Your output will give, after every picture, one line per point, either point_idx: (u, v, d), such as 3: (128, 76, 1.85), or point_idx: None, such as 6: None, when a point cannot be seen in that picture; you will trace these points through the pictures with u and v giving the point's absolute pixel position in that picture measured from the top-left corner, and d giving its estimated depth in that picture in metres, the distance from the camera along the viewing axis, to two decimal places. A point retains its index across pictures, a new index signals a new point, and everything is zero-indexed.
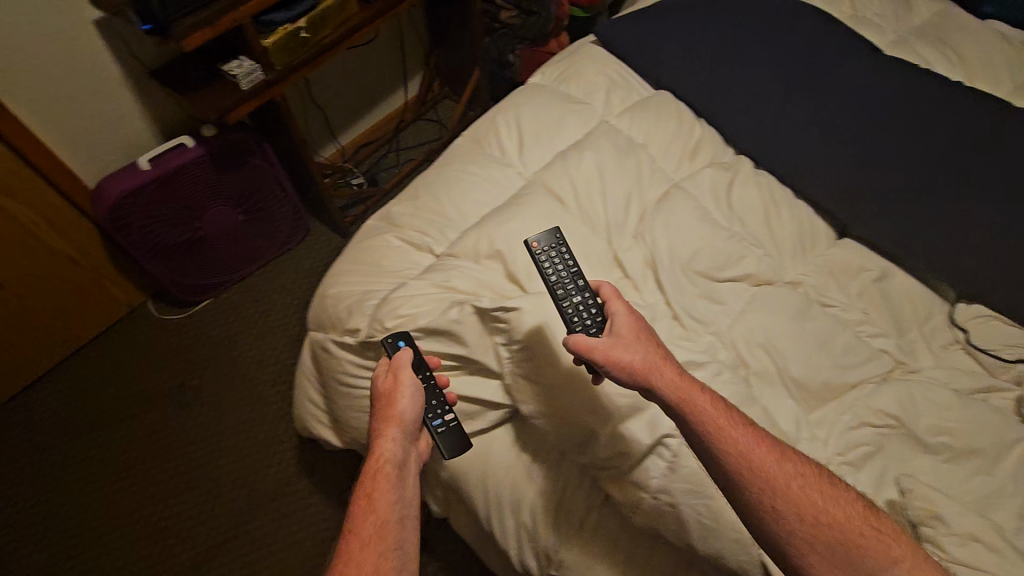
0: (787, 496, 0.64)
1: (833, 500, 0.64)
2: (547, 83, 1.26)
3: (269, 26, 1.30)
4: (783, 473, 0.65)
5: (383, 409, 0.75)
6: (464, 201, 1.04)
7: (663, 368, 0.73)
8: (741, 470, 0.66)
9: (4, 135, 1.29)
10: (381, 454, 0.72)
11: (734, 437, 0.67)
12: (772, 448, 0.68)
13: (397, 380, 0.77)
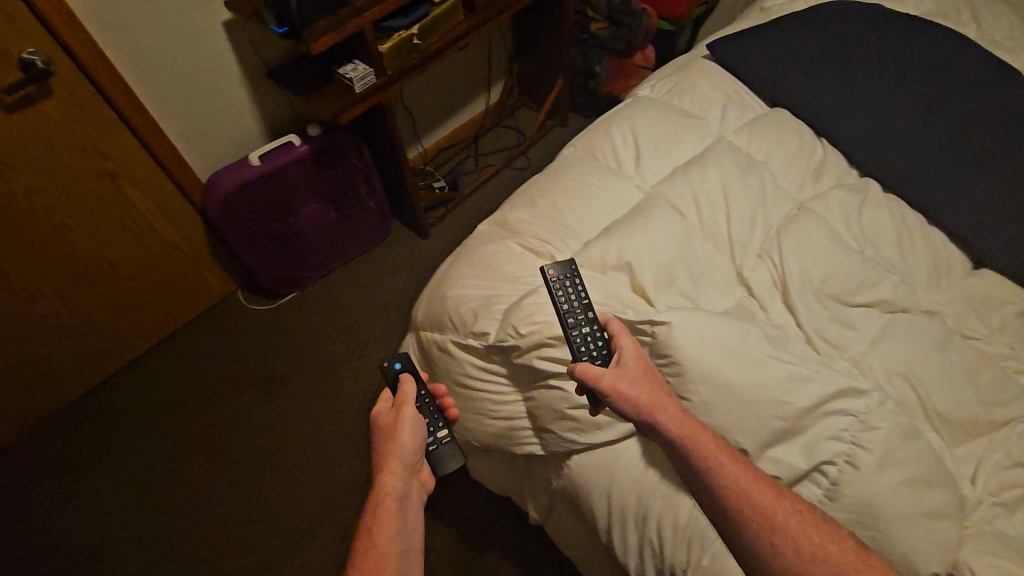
0: (793, 540, 0.59)
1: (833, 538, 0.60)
2: (659, 97, 1.25)
3: (386, 32, 1.34)
4: (783, 511, 0.61)
5: (386, 445, 0.82)
6: (584, 211, 1.04)
7: (674, 410, 0.69)
8: (742, 513, 0.62)
9: (137, 128, 1.33)
10: (385, 488, 0.78)
11: (751, 494, 0.62)
12: (772, 486, 0.63)
13: (400, 415, 0.85)
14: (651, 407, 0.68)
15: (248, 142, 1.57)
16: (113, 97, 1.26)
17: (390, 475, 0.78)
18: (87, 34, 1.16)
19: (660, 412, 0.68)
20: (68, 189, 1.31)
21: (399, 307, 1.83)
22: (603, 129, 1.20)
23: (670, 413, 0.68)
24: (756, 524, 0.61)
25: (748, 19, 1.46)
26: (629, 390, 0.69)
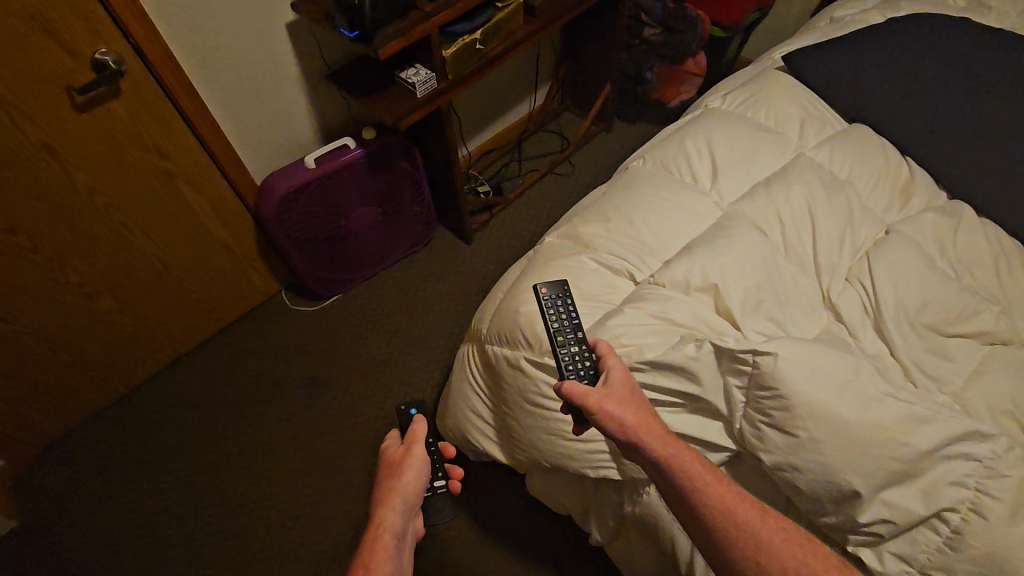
0: (771, 554, 0.66)
1: (812, 553, 0.66)
2: (732, 110, 1.22)
3: (452, 37, 1.32)
4: (766, 527, 0.67)
5: (389, 481, 0.88)
6: (661, 228, 1.01)
7: (656, 428, 0.74)
8: (722, 529, 0.67)
9: (196, 129, 1.32)
10: (383, 523, 0.82)
11: (729, 509, 0.68)
12: (752, 504, 0.69)
13: (405, 455, 0.91)
14: (636, 429, 0.73)
15: (303, 143, 1.55)
16: (178, 98, 1.25)
17: (388, 509, 0.83)
18: (158, 34, 1.15)
19: (644, 430, 0.73)
20: (128, 188, 1.30)
21: (443, 312, 1.80)
22: (676, 142, 1.16)
23: (655, 433, 0.73)
24: (737, 538, 0.67)
25: (821, 30, 1.42)
26: (616, 411, 0.73)
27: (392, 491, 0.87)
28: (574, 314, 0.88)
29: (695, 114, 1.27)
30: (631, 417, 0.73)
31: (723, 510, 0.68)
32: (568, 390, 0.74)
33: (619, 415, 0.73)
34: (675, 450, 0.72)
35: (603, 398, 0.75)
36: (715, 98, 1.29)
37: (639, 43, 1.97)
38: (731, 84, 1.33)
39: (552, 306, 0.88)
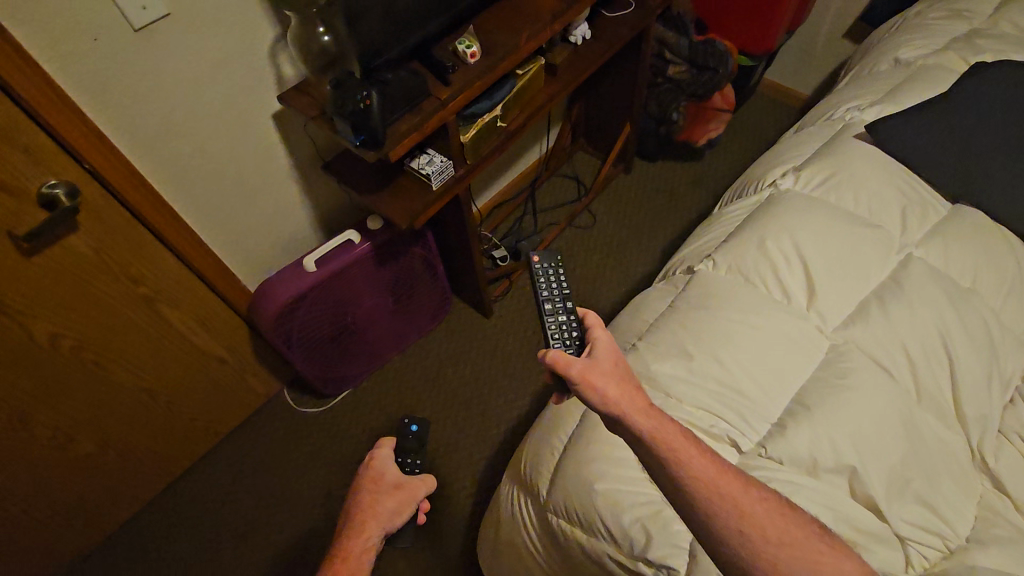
0: (754, 524, 0.65)
1: (794, 524, 0.66)
2: (812, 195, 1.02)
3: (470, 119, 1.11)
4: (750, 499, 0.66)
5: (379, 498, 0.85)
6: (760, 371, 0.82)
7: (636, 398, 0.74)
8: (701, 496, 0.66)
9: (175, 246, 1.10)
10: (366, 538, 0.80)
11: (708, 473, 0.68)
12: (737, 476, 0.68)
13: (405, 483, 0.89)
14: (617, 399, 0.74)
15: (299, 238, 1.34)
16: (151, 220, 1.03)
17: (373, 531, 0.80)
18: (121, 154, 0.94)
19: (626, 400, 0.74)
20: (97, 325, 1.08)
21: (470, 403, 1.60)
22: (755, 243, 0.97)
23: (635, 404, 0.74)
24: (720, 508, 0.65)
25: (892, 79, 1.22)
26: (597, 382, 0.75)
27: (379, 508, 0.84)
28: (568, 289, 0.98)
29: (765, 199, 1.08)
30: (612, 388, 0.75)
31: (705, 481, 0.67)
32: (550, 357, 0.76)
33: (598, 385, 0.75)
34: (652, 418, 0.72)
35: (585, 367, 0.77)
36: (785, 176, 1.09)
37: (663, 81, 1.73)
38: (799, 156, 1.14)
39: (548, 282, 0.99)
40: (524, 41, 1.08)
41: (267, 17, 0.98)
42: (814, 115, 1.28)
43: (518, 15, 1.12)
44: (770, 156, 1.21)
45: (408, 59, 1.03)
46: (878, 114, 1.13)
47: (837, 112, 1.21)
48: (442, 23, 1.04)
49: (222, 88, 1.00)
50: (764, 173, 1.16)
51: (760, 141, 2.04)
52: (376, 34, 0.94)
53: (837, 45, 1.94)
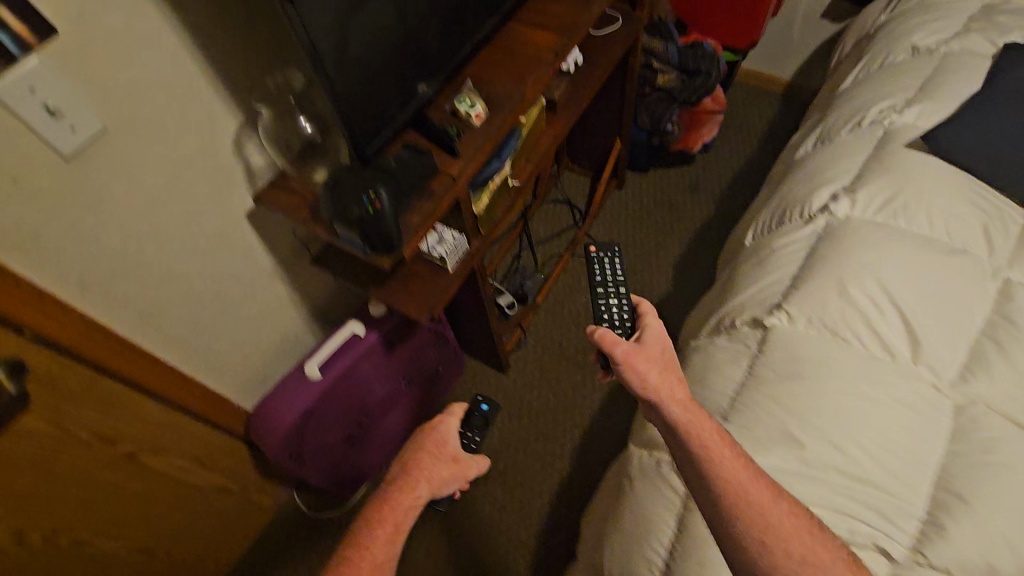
0: (779, 535, 0.65)
1: (821, 542, 0.65)
2: (879, 221, 0.92)
3: (481, 184, 0.95)
4: (778, 511, 0.66)
5: (435, 462, 0.84)
6: (886, 453, 0.72)
7: (675, 389, 0.78)
8: (725, 498, 0.67)
9: (155, 390, 0.91)
10: (409, 498, 0.79)
11: (737, 477, 0.68)
12: (769, 487, 0.68)
13: (464, 458, 0.88)
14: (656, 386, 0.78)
15: (291, 336, 1.16)
16: (123, 370, 0.84)
17: (420, 494, 0.80)
18: (71, 307, 0.74)
19: (666, 391, 0.78)
20: (72, 501, 0.88)
21: (506, 474, 1.46)
22: (835, 288, 0.85)
23: (674, 395, 0.77)
24: (742, 507, 0.66)
25: (918, 70, 1.13)
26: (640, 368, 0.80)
27: (430, 476, 0.83)
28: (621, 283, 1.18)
29: (824, 228, 0.96)
30: (653, 375, 0.80)
31: (730, 482, 0.68)
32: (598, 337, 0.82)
33: (641, 369, 0.80)
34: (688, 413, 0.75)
35: (629, 352, 0.84)
36: (839, 198, 0.98)
37: (652, 91, 1.59)
38: (846, 171, 1.03)
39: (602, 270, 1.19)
40: (531, 88, 0.93)
41: (227, 107, 0.80)
42: (840, 118, 1.17)
43: (515, 56, 0.97)
44: (808, 173, 1.09)
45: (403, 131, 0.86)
46: (921, 114, 1.04)
47: (870, 114, 1.11)
48: (436, 81, 0.88)
49: (186, 199, 0.82)
50: (810, 194, 1.04)
51: (749, 135, 1.96)
52: (369, 112, 0.78)
53: (815, 27, 1.86)
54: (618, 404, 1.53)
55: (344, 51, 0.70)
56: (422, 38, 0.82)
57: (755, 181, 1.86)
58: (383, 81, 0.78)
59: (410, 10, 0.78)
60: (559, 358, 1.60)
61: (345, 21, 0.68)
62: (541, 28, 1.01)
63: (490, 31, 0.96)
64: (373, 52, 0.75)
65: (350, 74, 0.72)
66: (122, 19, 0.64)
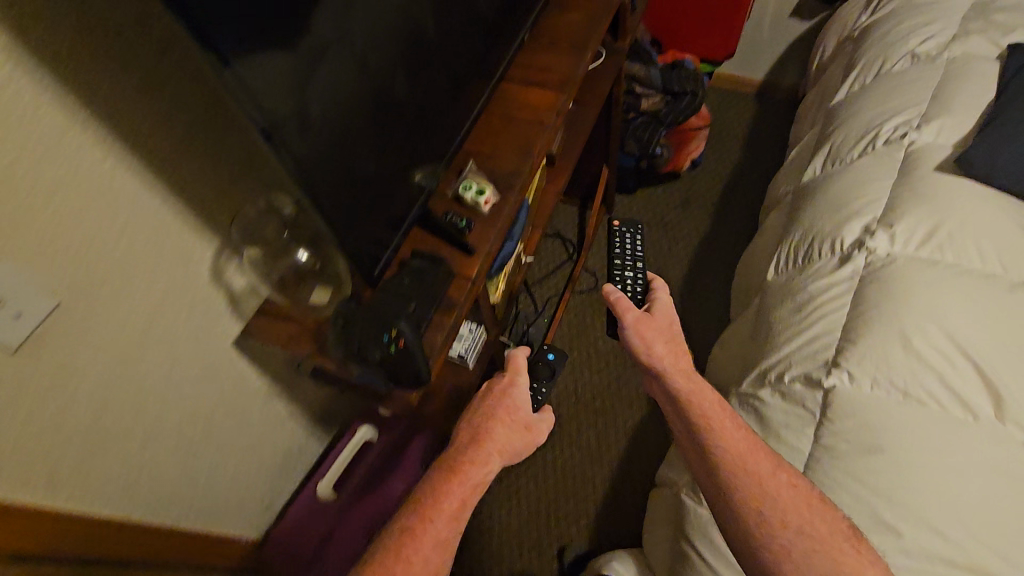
0: (773, 507, 0.70)
1: (822, 517, 0.69)
2: (926, 258, 0.86)
3: (496, 271, 0.86)
4: (777, 482, 0.72)
5: (506, 426, 0.85)
6: (993, 534, 0.66)
7: (681, 363, 0.87)
8: (720, 464, 0.75)
9: (150, 561, 0.77)
10: (479, 466, 0.79)
11: (733, 450, 0.75)
12: (769, 460, 0.73)
13: (534, 421, 0.89)
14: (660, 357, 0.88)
15: (295, 449, 1.04)
16: (108, 554, 0.70)
17: (493, 463, 0.80)
18: (42, 509, 0.62)
19: (671, 359, 0.88)
20: None
21: (540, 543, 1.36)
22: (896, 340, 0.79)
23: (679, 368, 0.86)
24: (739, 477, 0.73)
25: (924, 80, 1.08)
26: (650, 339, 0.90)
27: (501, 443, 0.83)
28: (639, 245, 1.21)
29: (866, 267, 0.90)
30: (658, 346, 0.89)
31: (725, 451, 0.76)
32: (613, 303, 0.92)
33: (648, 338, 0.91)
34: (691, 386, 0.84)
35: (638, 320, 0.93)
36: (875, 231, 0.92)
37: (637, 116, 1.52)
38: (874, 199, 0.97)
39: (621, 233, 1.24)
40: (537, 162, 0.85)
41: (200, 233, 0.70)
42: (851, 138, 1.12)
43: (514, 124, 0.88)
44: (829, 202, 1.03)
45: (408, 232, 0.77)
46: (941, 131, 0.98)
47: (884, 133, 1.05)
48: (433, 167, 0.79)
49: (161, 345, 0.70)
50: (838, 226, 0.98)
51: (734, 143, 1.90)
52: (366, 218, 0.67)
53: (784, 28, 1.83)
54: (645, 448, 1.45)
55: (327, 151, 0.58)
56: (413, 124, 0.72)
57: (748, 191, 1.80)
58: (375, 179, 0.68)
59: (396, 95, 0.68)
60: (577, 408, 1.52)
61: (324, 115, 0.57)
62: (536, 88, 0.92)
63: (483, 101, 0.87)
64: (362, 152, 0.64)
65: (336, 178, 0.61)
66: (66, 169, 0.53)
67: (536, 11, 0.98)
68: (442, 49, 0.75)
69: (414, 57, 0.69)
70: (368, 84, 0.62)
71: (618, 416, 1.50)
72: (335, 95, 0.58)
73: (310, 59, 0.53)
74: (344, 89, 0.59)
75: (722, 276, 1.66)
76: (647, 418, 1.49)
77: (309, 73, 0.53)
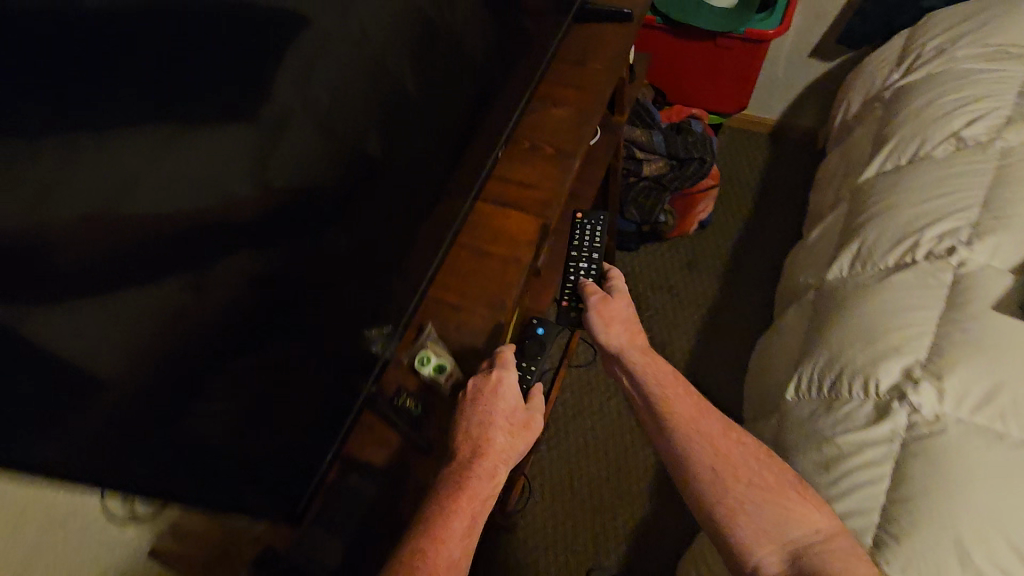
0: (728, 466, 0.74)
1: (770, 469, 0.74)
2: (987, 430, 0.71)
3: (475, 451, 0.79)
4: (731, 444, 0.76)
5: (501, 425, 0.66)
6: None
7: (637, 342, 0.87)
8: (679, 431, 0.78)
9: None
10: (479, 481, 0.62)
11: (683, 409, 0.79)
12: (720, 423, 0.78)
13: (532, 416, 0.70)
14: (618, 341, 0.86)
15: None
16: None
17: (498, 474, 0.64)
18: None
19: (630, 337, 0.87)
20: None
21: None
22: (951, 546, 0.66)
23: (636, 348, 0.86)
24: (695, 445, 0.76)
25: (973, 177, 0.92)
26: (614, 326, 0.87)
27: (504, 447, 0.66)
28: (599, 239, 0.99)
29: (909, 427, 0.76)
30: (618, 331, 0.87)
31: (678, 420, 0.78)
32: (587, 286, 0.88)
33: (609, 323, 0.87)
34: (648, 362, 0.84)
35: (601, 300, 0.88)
36: (918, 379, 0.77)
37: (637, 181, 1.37)
38: (918, 332, 0.82)
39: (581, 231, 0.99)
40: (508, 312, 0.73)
41: None
42: (884, 239, 0.96)
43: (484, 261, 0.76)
44: (859, 323, 0.89)
45: (358, 415, 0.65)
46: (996, 251, 0.83)
47: (925, 242, 0.90)
48: (381, 334, 0.66)
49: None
50: (873, 361, 0.83)
51: (746, 192, 1.72)
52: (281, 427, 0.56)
53: (802, 68, 1.65)
54: (648, 552, 1.33)
55: (108, 329, 0.40)
56: (349, 299, 0.60)
57: (763, 249, 1.63)
58: (289, 380, 0.55)
59: (321, 278, 0.55)
60: (573, 503, 1.39)
61: (107, 249, 0.37)
62: (512, 211, 0.79)
63: (451, 235, 0.75)
64: (262, 362, 0.52)
65: (99, 405, 0.42)
66: None
67: (515, 114, 0.86)
68: (387, 201, 0.62)
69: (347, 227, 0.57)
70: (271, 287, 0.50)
71: (618, 514, 1.37)
72: (168, 207, 0.39)
73: (116, 149, 0.36)
74: (140, 270, 0.39)
75: (736, 352, 1.50)
76: (649, 518, 1.36)
77: (92, 168, 0.34)
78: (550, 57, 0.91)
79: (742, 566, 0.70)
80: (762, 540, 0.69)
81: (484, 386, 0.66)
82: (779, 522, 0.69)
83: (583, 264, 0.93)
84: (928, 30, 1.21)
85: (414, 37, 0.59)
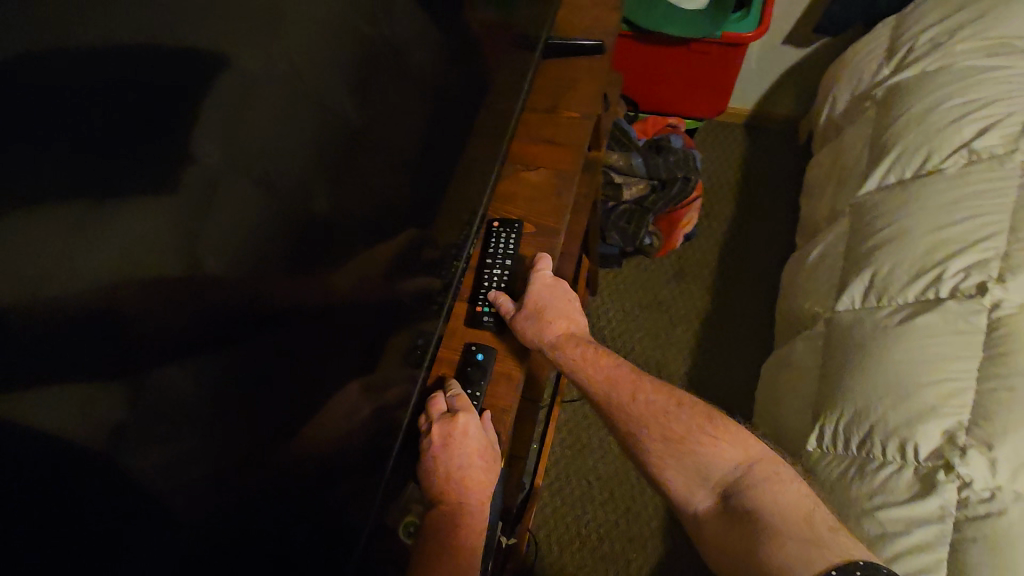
0: (641, 428, 0.70)
1: (678, 417, 0.70)
2: None
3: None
4: (641, 408, 0.71)
5: (468, 462, 0.65)
6: None
7: (561, 325, 0.76)
8: (612, 403, 0.73)
9: None
10: (469, 528, 0.63)
11: (605, 371, 0.75)
12: (631, 381, 0.74)
13: (492, 441, 0.69)
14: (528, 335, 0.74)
15: None
16: None
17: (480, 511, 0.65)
18: None
19: (555, 319, 0.76)
20: None
21: None
22: None
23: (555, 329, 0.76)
24: (621, 414, 0.73)
25: (989, 194, 0.86)
26: (531, 326, 0.74)
27: (480, 479, 0.66)
28: (513, 244, 0.80)
29: (963, 505, 0.69)
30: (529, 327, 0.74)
31: (606, 395, 0.74)
32: (495, 300, 0.77)
33: (524, 327, 0.74)
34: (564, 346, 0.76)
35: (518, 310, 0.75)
36: (965, 447, 0.70)
37: (613, 205, 1.26)
38: (957, 388, 0.74)
39: (492, 245, 0.81)
40: (510, 412, 0.72)
41: None
42: (901, 269, 0.88)
43: (466, 356, 0.74)
44: (884, 369, 0.80)
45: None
46: None
47: (949, 276, 0.82)
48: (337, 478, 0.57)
49: None
50: (908, 422, 0.75)
51: (728, 193, 1.62)
52: None
53: (776, 56, 1.54)
54: None
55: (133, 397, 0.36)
56: (290, 466, 0.50)
57: (752, 256, 1.53)
58: None
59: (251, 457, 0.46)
60: (584, 557, 1.30)
61: (31, 363, 0.30)
62: (468, 301, 0.79)
63: (437, 340, 0.73)
64: None
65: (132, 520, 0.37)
66: None
67: (487, 193, 0.82)
68: (317, 341, 0.52)
69: (262, 393, 0.46)
70: (173, 503, 0.39)
71: (631, 560, 1.30)
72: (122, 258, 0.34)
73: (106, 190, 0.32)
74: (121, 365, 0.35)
75: (740, 372, 1.40)
76: (664, 561, 1.29)
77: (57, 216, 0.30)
78: (516, 121, 0.86)
79: (684, 512, 0.67)
80: (694, 485, 0.66)
81: (449, 428, 0.66)
82: (700, 469, 0.66)
83: (495, 269, 0.79)
84: (919, 20, 1.12)
85: (323, 143, 0.48)
